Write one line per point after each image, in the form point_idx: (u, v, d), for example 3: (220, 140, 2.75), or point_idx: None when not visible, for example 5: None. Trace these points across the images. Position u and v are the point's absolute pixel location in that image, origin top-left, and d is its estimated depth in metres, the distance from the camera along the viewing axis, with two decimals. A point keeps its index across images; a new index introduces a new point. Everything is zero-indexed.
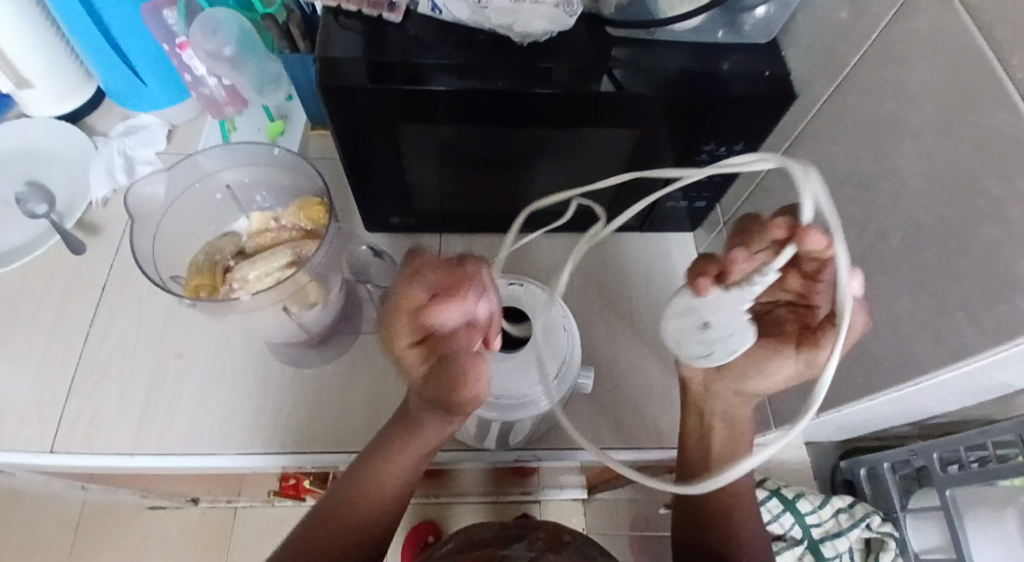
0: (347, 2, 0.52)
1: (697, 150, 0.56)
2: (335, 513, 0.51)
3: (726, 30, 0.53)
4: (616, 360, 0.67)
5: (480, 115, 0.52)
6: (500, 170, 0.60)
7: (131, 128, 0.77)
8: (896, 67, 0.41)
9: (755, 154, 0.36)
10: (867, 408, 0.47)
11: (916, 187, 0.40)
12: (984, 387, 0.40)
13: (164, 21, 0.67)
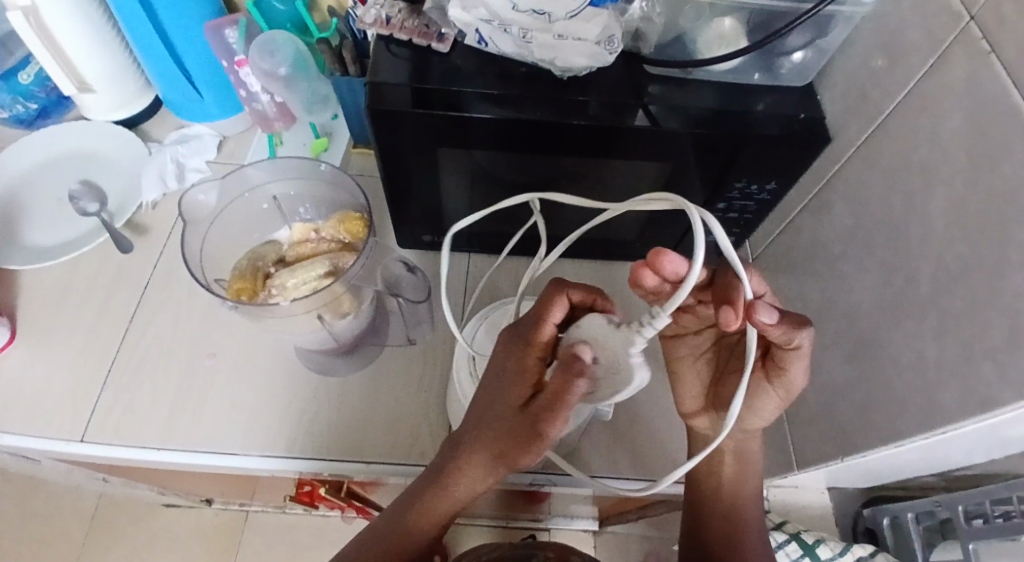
0: (399, 31, 0.54)
1: (728, 186, 0.57)
2: (390, 549, 0.51)
3: (762, 74, 0.54)
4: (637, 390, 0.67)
5: (517, 142, 0.54)
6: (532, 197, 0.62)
7: (184, 137, 0.81)
8: (929, 117, 0.42)
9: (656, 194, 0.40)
10: (891, 456, 0.47)
11: (945, 234, 0.40)
12: (1011, 440, 0.40)
13: (225, 39, 0.72)
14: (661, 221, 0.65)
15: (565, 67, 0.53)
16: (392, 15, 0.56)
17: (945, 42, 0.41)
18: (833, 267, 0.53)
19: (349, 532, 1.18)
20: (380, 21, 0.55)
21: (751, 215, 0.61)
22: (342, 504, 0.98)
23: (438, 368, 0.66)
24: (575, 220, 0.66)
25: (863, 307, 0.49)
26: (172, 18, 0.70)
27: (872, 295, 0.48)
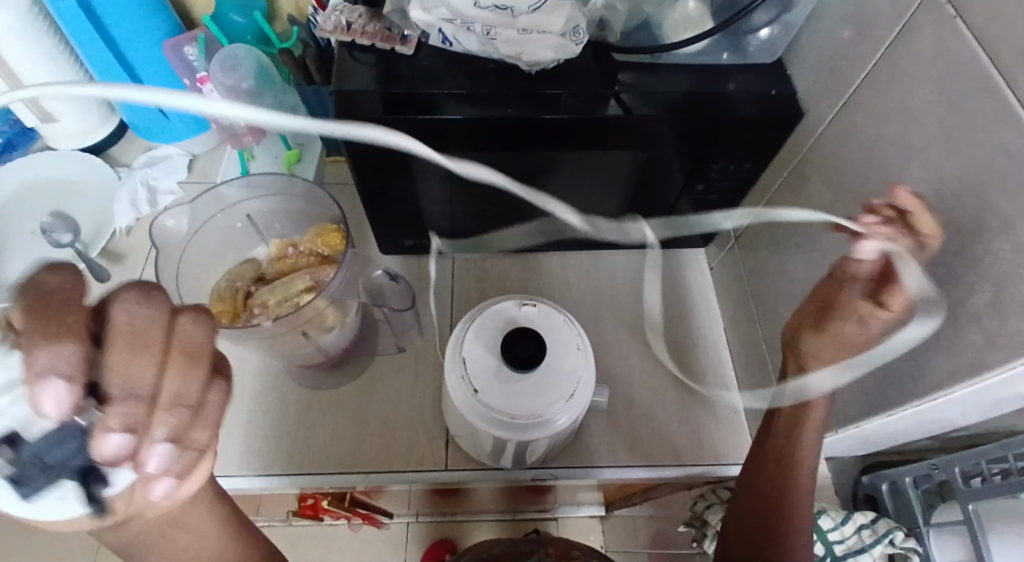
0: (361, 37, 0.53)
1: (706, 169, 0.57)
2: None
3: (730, 53, 0.54)
4: (631, 378, 0.67)
5: (493, 141, 0.53)
6: (510, 193, 0.62)
7: (153, 159, 0.80)
8: (900, 86, 0.42)
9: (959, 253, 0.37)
10: (889, 424, 0.47)
11: (923, 203, 0.41)
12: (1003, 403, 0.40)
13: (185, 57, 0.71)
14: (641, 207, 0.64)
15: (531, 62, 0.53)
16: (353, 21, 0.55)
17: (908, 12, 0.41)
18: (815, 242, 0.53)
19: (355, 541, 1.19)
20: (341, 27, 0.54)
21: (731, 194, 0.61)
22: (345, 514, 0.98)
23: (430, 372, 0.65)
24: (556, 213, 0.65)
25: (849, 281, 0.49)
26: (129, 40, 0.69)
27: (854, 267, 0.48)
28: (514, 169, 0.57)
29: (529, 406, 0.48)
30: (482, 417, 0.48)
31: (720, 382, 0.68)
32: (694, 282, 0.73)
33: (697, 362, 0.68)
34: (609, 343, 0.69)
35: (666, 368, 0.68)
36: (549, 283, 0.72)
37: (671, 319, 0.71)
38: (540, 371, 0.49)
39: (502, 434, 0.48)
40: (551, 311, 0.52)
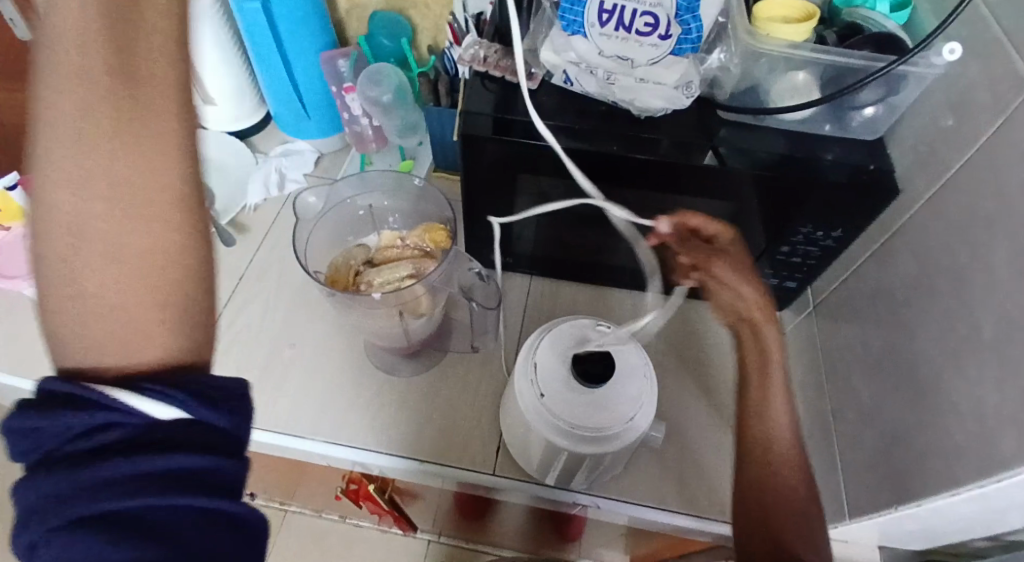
0: (494, 68, 0.60)
1: (793, 231, 0.59)
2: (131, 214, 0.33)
3: (832, 125, 0.56)
4: (684, 421, 0.68)
5: (586, 171, 0.59)
6: (598, 226, 0.66)
7: (288, 151, 0.90)
8: (997, 170, 0.44)
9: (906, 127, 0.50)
10: (948, 507, 0.46)
11: (1007, 285, 0.41)
12: None
13: (337, 68, 0.81)
14: None
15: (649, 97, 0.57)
16: (489, 55, 0.61)
17: (1011, 104, 0.43)
18: (895, 316, 0.54)
19: (380, 544, 1.21)
20: (477, 59, 0.61)
21: (817, 261, 0.62)
22: (380, 512, 1.01)
23: (494, 378, 0.69)
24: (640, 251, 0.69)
25: (924, 357, 0.49)
26: (294, 48, 0.79)
27: (930, 341, 0.49)
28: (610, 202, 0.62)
29: (590, 421, 0.49)
30: (545, 420, 0.50)
31: None
32: None
33: None
34: (669, 385, 0.71)
35: (722, 420, 0.69)
36: (620, 318, 0.75)
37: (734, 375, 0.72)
38: (602, 391, 0.50)
39: (558, 440, 0.50)
40: (624, 335, 0.54)
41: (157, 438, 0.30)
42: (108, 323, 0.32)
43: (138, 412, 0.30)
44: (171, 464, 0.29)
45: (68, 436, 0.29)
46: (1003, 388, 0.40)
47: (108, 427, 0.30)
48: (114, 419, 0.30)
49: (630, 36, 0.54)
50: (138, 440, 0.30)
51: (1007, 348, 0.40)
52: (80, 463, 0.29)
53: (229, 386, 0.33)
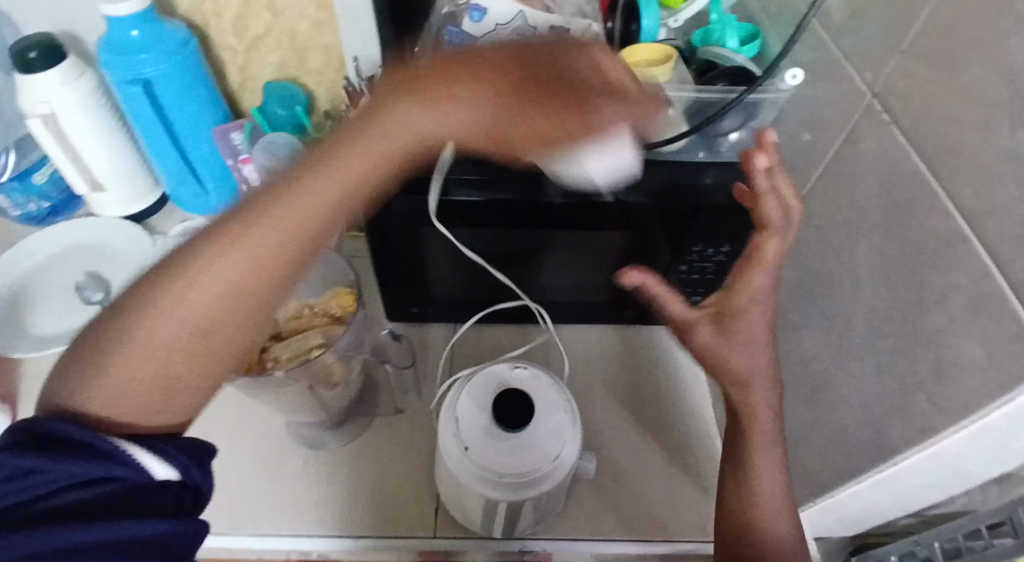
0: None
1: (688, 251, 0.63)
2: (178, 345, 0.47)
3: (705, 152, 0.61)
4: (617, 448, 0.70)
5: (492, 216, 0.60)
6: (510, 265, 0.68)
7: (188, 229, 0.87)
8: (845, 178, 0.47)
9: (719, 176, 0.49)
10: (859, 493, 0.48)
11: (869, 282, 0.44)
12: (958, 473, 0.41)
13: (231, 141, 0.80)
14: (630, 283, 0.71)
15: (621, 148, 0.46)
16: None
17: (852, 118, 0.46)
18: (787, 319, 0.57)
19: None
20: None
21: (713, 275, 0.66)
22: None
23: (425, 435, 0.68)
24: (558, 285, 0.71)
25: (816, 356, 0.52)
26: (185, 124, 0.78)
27: (821, 341, 0.51)
28: (520, 241, 0.64)
29: (519, 465, 0.49)
30: (472, 474, 0.50)
31: (708, 457, 0.70)
32: (684, 358, 0.77)
33: (684, 435, 0.71)
34: (598, 414, 0.72)
35: (653, 440, 0.71)
36: (543, 353, 0.76)
37: (660, 393, 0.74)
38: (528, 433, 0.50)
39: (491, 493, 0.49)
40: (541, 374, 0.54)
41: (146, 497, 0.36)
42: (141, 373, 0.47)
43: (116, 465, 0.36)
44: (104, 525, 0.33)
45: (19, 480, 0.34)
46: (885, 380, 0.43)
47: (85, 486, 0.35)
48: (84, 474, 0.35)
49: None
50: (96, 495, 0.35)
51: (880, 340, 0.43)
52: (77, 518, 0.33)
53: (185, 443, 0.40)
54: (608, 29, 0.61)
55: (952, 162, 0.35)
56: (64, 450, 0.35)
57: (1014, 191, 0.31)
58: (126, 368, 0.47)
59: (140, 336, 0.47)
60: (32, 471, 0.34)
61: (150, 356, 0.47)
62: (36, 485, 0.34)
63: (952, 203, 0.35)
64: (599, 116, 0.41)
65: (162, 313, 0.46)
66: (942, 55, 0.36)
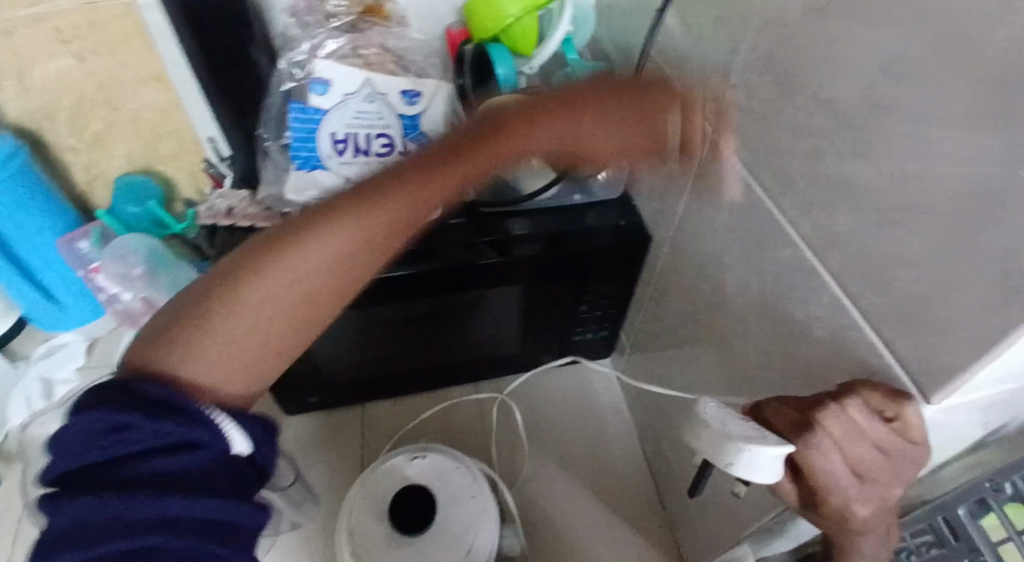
0: (242, 218, 0.56)
1: (583, 291, 0.63)
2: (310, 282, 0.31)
3: (581, 194, 0.61)
4: (549, 508, 0.66)
5: (388, 290, 0.55)
6: (415, 335, 0.64)
7: (51, 349, 0.78)
8: (705, 213, 0.47)
9: (777, 448, 0.29)
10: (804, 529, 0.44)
11: (744, 313, 0.44)
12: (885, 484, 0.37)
13: (79, 251, 0.71)
14: (537, 339, 0.69)
15: (780, 443, 0.30)
16: (235, 205, 0.58)
17: (702, 151, 0.46)
18: (685, 352, 0.56)
19: None
20: (221, 213, 0.57)
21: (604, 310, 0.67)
22: None
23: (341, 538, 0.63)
24: (464, 346, 0.68)
25: (711, 388, 0.51)
26: (24, 242, 0.70)
27: (716, 372, 0.50)
28: (415, 312, 0.60)
29: None
30: None
31: (640, 493, 0.68)
32: (604, 395, 0.75)
33: (614, 479, 0.69)
34: (523, 476, 0.68)
35: (585, 491, 0.68)
36: (460, 420, 0.72)
37: (588, 440, 0.71)
38: (431, 532, 0.49)
39: None
40: (443, 459, 0.53)
41: (217, 474, 0.27)
42: (230, 344, 0.30)
43: (205, 430, 0.27)
44: (193, 507, 0.25)
45: (101, 436, 0.26)
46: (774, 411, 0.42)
47: (156, 452, 0.26)
48: (171, 441, 0.26)
49: (370, 159, 0.56)
50: (189, 467, 0.26)
51: (763, 372, 0.43)
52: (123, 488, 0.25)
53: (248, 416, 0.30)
54: (459, 86, 0.59)
55: (792, 197, 0.36)
56: (150, 406, 0.27)
57: (849, 223, 0.32)
58: (209, 321, 0.29)
59: (256, 275, 0.30)
60: (119, 429, 0.26)
61: (230, 324, 0.30)
62: (123, 443, 0.26)
63: (800, 236, 0.36)
64: (718, 422, 0.31)
65: (310, 260, 0.30)
66: (770, 91, 0.36)
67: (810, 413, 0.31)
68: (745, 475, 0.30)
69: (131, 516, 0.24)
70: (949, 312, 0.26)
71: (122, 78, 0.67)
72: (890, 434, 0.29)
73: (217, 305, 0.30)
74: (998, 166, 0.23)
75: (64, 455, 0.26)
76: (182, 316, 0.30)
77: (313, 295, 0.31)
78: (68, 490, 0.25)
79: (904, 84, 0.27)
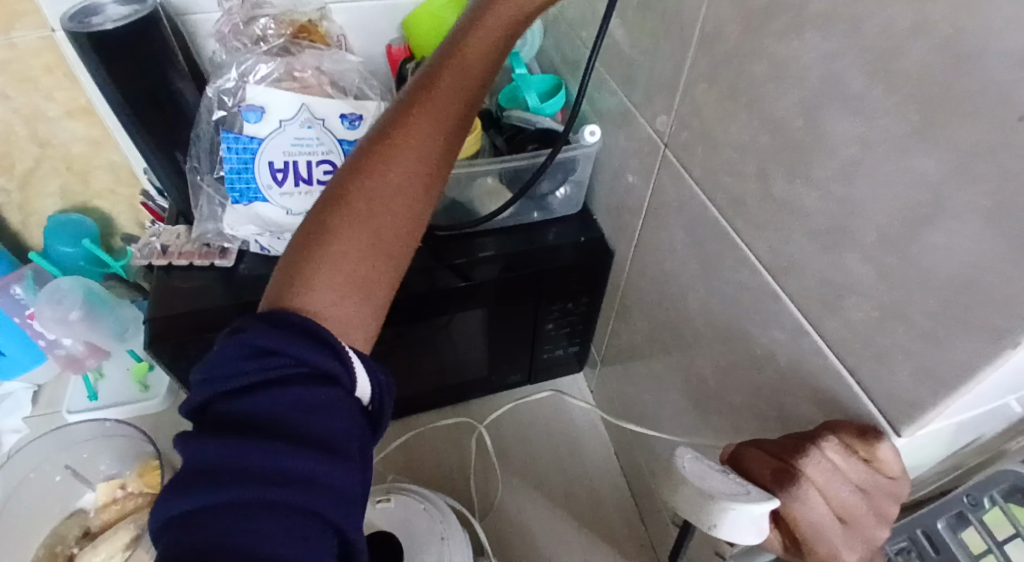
0: (178, 256, 0.54)
1: (548, 310, 0.60)
2: (390, 204, 0.30)
3: (540, 211, 0.58)
4: (525, 534, 0.64)
5: None
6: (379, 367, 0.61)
7: None
8: (661, 230, 0.45)
9: (762, 504, 0.27)
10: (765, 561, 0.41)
11: (706, 334, 0.42)
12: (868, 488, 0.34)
13: (12, 296, 0.67)
14: (505, 360, 0.66)
15: (767, 497, 0.28)
16: (169, 243, 0.55)
17: (654, 165, 0.44)
18: (652, 370, 0.54)
19: None
20: (156, 251, 0.54)
21: (571, 327, 0.65)
22: None
23: None
24: (430, 373, 0.65)
25: (680, 409, 0.50)
26: None
27: (683, 393, 0.48)
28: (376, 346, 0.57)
29: None
30: None
31: (618, 511, 0.66)
32: (578, 414, 0.72)
33: (592, 499, 0.66)
34: (496, 503, 0.66)
35: (563, 515, 0.65)
36: (430, 448, 0.69)
37: (564, 461, 0.69)
38: None
39: None
40: (410, 500, 0.51)
41: (344, 417, 0.24)
42: (332, 279, 0.28)
43: (338, 360, 0.25)
44: (336, 458, 0.22)
45: (245, 359, 0.23)
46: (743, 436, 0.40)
47: (319, 380, 0.24)
48: (318, 368, 0.24)
49: (313, 186, 0.53)
50: (331, 402, 0.24)
51: (728, 396, 0.41)
52: (258, 425, 0.22)
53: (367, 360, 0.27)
54: None
55: (745, 217, 0.35)
56: (296, 330, 0.25)
57: (802, 248, 0.31)
58: (322, 236, 0.29)
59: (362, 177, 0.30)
60: (266, 353, 0.24)
61: (344, 254, 0.28)
62: (269, 368, 0.23)
63: (756, 257, 0.35)
64: (696, 479, 0.28)
65: (406, 153, 0.31)
66: (717, 105, 0.35)
67: (793, 461, 0.29)
68: (729, 535, 0.27)
69: (272, 442, 0.22)
70: (914, 345, 0.25)
71: (44, 112, 0.63)
72: (869, 473, 0.28)
73: (334, 217, 0.29)
74: (953, 190, 0.22)
75: (211, 381, 0.24)
76: (302, 243, 0.29)
77: (397, 219, 0.30)
78: (225, 415, 0.23)
79: (848, 109, 0.26)
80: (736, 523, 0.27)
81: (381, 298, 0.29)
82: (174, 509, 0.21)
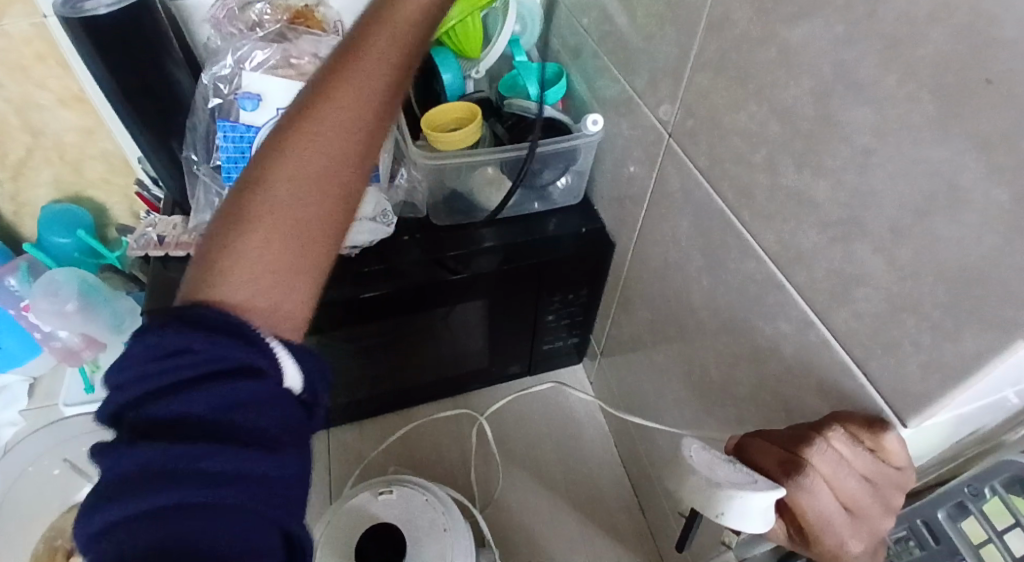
0: (175, 247, 0.53)
1: (549, 301, 0.60)
2: (314, 181, 0.27)
3: (540, 201, 0.57)
4: (525, 525, 0.64)
5: (352, 308, 0.51)
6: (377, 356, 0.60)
7: None
8: (665, 220, 0.45)
9: (771, 492, 0.27)
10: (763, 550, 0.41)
11: (711, 326, 0.42)
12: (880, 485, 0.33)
13: (5, 287, 0.66)
14: (505, 352, 0.66)
15: (771, 485, 0.27)
16: (165, 233, 0.54)
17: (658, 155, 0.44)
18: (654, 361, 0.53)
19: None
20: (152, 242, 0.53)
21: (571, 318, 0.64)
22: None
23: None
24: (429, 364, 0.65)
25: (683, 400, 0.49)
26: None
27: (686, 384, 0.48)
28: (376, 337, 0.57)
29: None
30: None
31: (618, 501, 0.66)
32: (579, 404, 0.72)
33: (592, 490, 0.67)
34: (497, 494, 0.66)
35: (563, 506, 0.65)
36: (430, 439, 0.69)
37: (564, 451, 0.69)
38: None
39: None
40: (412, 491, 0.51)
41: (276, 419, 0.22)
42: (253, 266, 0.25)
43: (262, 355, 0.23)
44: (263, 464, 0.21)
45: (159, 357, 0.21)
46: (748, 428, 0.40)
47: (242, 380, 0.22)
48: (240, 364, 0.22)
49: None
50: (259, 401, 0.22)
51: (733, 388, 0.41)
52: (182, 428, 0.20)
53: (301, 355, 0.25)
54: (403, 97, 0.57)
55: (752, 208, 0.34)
56: (215, 328, 0.22)
57: (810, 239, 0.30)
58: (240, 218, 0.26)
59: (281, 154, 0.27)
60: (183, 352, 0.21)
61: (262, 236, 0.25)
62: (186, 367, 0.21)
63: (762, 248, 0.34)
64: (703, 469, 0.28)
65: (331, 120, 0.28)
66: (725, 95, 0.34)
67: (799, 450, 0.28)
68: (737, 525, 0.27)
69: (192, 446, 0.20)
70: (925, 337, 0.25)
71: (36, 100, 0.62)
72: (876, 463, 0.28)
73: (251, 198, 0.26)
74: (969, 182, 0.22)
75: (124, 382, 0.21)
76: (220, 226, 0.26)
77: (325, 196, 0.27)
78: (141, 421, 0.21)
79: (861, 98, 0.26)
80: (744, 513, 0.27)
81: (310, 284, 0.26)
82: (99, 523, 0.19)
